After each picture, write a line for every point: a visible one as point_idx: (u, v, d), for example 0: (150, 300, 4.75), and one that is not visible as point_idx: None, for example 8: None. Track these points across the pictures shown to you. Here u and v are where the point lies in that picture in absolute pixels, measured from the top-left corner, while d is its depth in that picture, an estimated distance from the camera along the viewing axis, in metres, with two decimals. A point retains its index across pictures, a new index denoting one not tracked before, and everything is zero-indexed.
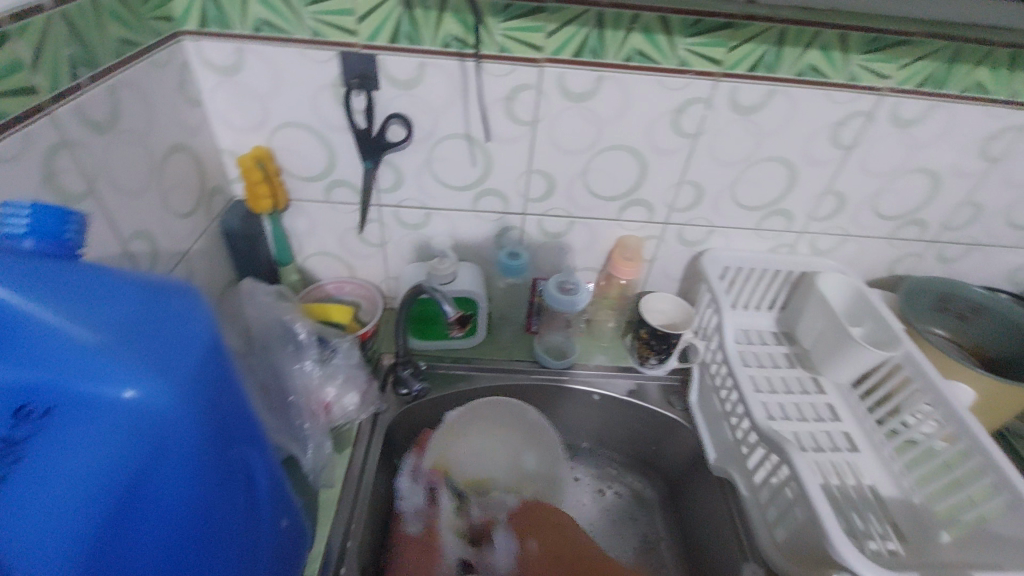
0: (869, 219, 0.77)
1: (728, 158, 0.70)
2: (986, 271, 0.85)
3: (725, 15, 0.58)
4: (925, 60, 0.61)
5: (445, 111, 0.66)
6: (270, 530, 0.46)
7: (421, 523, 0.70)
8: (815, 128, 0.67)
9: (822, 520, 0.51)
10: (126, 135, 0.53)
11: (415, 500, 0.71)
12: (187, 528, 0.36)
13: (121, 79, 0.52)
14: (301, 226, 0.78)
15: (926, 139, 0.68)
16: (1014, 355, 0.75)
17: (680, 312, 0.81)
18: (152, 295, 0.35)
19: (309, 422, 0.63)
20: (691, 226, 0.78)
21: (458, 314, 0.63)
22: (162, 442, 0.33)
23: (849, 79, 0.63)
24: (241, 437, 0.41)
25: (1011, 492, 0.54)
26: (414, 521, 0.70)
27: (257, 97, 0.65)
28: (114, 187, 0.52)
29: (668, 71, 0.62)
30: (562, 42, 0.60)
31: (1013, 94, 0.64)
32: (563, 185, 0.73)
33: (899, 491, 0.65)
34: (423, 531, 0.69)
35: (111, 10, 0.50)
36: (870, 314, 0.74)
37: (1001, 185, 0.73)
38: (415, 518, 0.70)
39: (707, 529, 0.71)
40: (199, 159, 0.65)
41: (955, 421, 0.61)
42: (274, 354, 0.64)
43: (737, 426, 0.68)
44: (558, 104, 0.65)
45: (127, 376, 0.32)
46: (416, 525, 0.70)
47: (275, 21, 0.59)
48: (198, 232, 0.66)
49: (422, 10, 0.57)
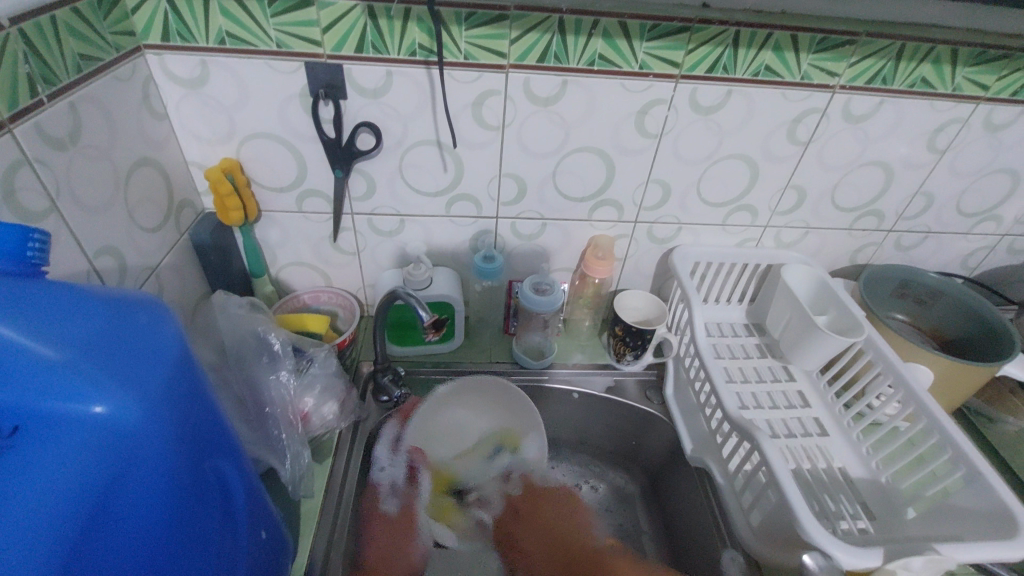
0: (829, 211, 0.80)
1: (692, 157, 0.72)
2: (941, 257, 0.89)
3: (682, 19, 0.60)
4: (872, 58, 0.64)
5: (414, 119, 0.66)
6: (248, 542, 0.46)
7: (399, 501, 0.71)
8: (773, 126, 0.70)
9: (791, 502, 0.53)
10: (89, 151, 0.52)
11: (394, 474, 0.72)
12: (163, 543, 0.36)
13: (82, 95, 0.51)
14: (273, 237, 0.78)
15: (877, 133, 0.71)
16: (968, 337, 0.80)
17: (654, 308, 0.84)
18: (119, 310, 0.35)
19: (287, 432, 0.63)
20: (660, 224, 0.80)
21: (433, 319, 0.64)
22: (135, 456, 0.33)
23: (802, 78, 0.65)
24: (214, 448, 0.41)
25: (968, 466, 0.57)
26: (390, 498, 0.71)
27: (224, 109, 0.65)
28: (78, 204, 0.51)
29: (630, 73, 0.64)
30: (525, 48, 0.61)
31: (956, 88, 0.67)
32: (534, 187, 0.75)
33: (867, 471, 0.67)
34: (399, 510, 0.71)
35: (69, 26, 0.49)
36: (833, 302, 0.77)
37: (950, 176, 0.77)
38: (392, 496, 0.71)
39: (686, 519, 0.73)
40: (166, 173, 0.65)
41: (916, 402, 0.64)
42: (249, 366, 0.64)
43: (712, 416, 0.70)
44: (524, 109, 0.66)
45: (96, 391, 0.32)
46: (393, 503, 0.71)
47: (236, 32, 0.59)
48: (168, 246, 0.65)
49: (386, 19, 0.58)
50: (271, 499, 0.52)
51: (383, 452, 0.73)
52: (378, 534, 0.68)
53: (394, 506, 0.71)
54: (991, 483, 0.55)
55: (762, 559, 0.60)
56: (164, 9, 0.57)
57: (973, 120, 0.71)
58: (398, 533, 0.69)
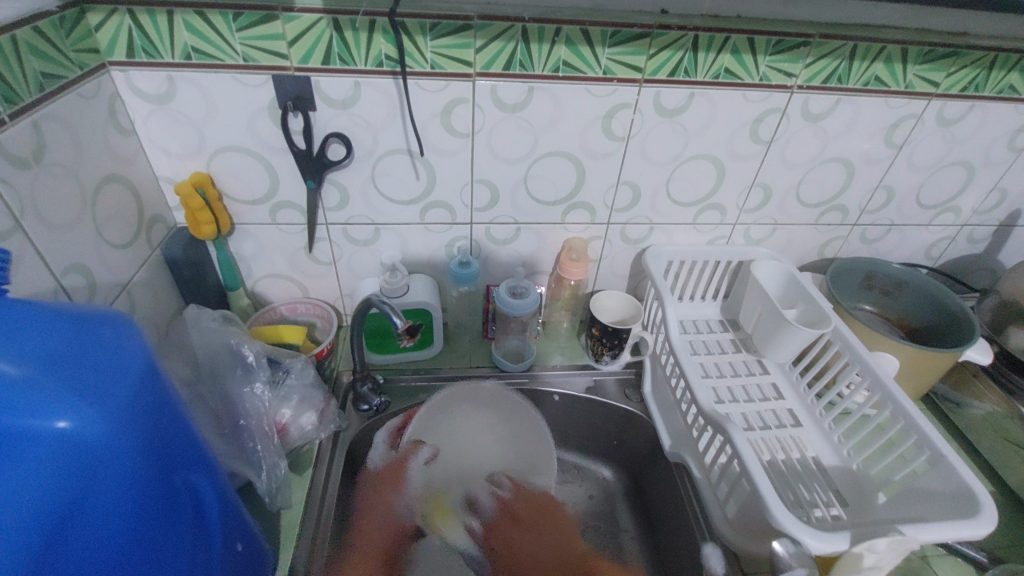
0: (795, 207, 0.82)
1: (659, 158, 0.74)
2: (905, 248, 0.91)
3: (641, 25, 0.62)
4: (827, 58, 0.66)
5: (384, 128, 0.67)
6: (223, 555, 0.46)
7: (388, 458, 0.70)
8: (736, 126, 0.72)
9: (762, 492, 0.54)
10: (54, 169, 0.52)
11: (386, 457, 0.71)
12: (131, 555, 0.35)
13: (44, 113, 0.51)
14: (247, 249, 0.78)
15: (837, 131, 0.74)
16: (931, 325, 0.82)
17: (630, 308, 0.85)
18: (82, 327, 0.35)
19: (262, 444, 0.62)
20: (632, 224, 0.82)
21: (407, 325, 0.64)
22: (99, 471, 0.33)
23: (761, 79, 0.67)
24: (185, 461, 0.40)
25: (931, 449, 0.60)
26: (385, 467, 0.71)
27: (192, 123, 0.65)
28: (44, 222, 0.51)
29: (594, 79, 0.65)
30: (491, 56, 0.62)
31: (908, 85, 0.70)
32: (505, 192, 0.76)
33: (840, 459, 0.69)
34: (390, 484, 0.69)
35: (30, 44, 0.49)
36: (801, 295, 0.79)
37: (908, 169, 0.80)
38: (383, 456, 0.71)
39: (668, 515, 0.73)
40: (135, 189, 0.65)
41: (882, 389, 0.66)
42: (223, 379, 0.64)
43: (687, 412, 0.71)
44: (493, 116, 0.67)
45: (55, 408, 0.31)
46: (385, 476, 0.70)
47: (202, 47, 0.59)
48: (139, 261, 0.65)
49: (352, 31, 0.59)
50: (246, 510, 0.51)
51: (382, 436, 0.73)
52: (372, 488, 0.68)
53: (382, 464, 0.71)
54: (952, 465, 0.57)
55: (739, 549, 0.62)
56: (128, 25, 0.57)
57: (926, 115, 0.73)
58: (387, 485, 0.67)
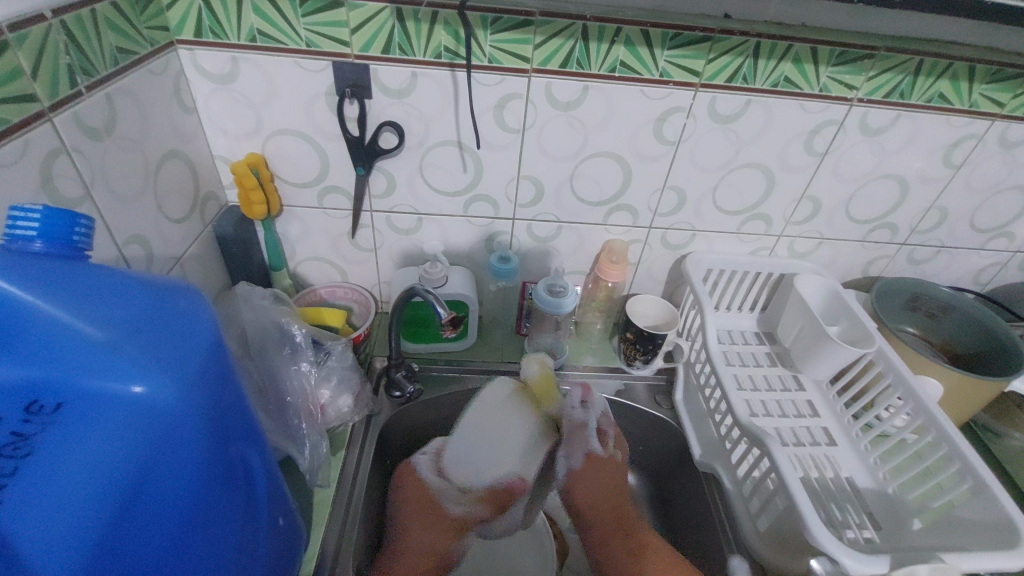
0: (844, 222, 0.81)
1: (708, 165, 0.73)
2: (952, 271, 0.89)
3: (703, 29, 0.61)
4: (890, 72, 0.65)
5: (437, 119, 0.68)
6: (268, 528, 0.47)
7: (464, 507, 0.69)
8: (791, 136, 0.70)
9: (799, 509, 0.53)
10: (122, 141, 0.54)
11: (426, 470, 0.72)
12: (193, 520, 0.37)
13: (116, 87, 0.52)
14: (294, 231, 0.79)
15: (893, 147, 0.72)
16: (977, 352, 0.80)
17: (665, 315, 0.84)
18: (158, 296, 0.36)
19: (306, 422, 0.64)
20: (674, 230, 0.81)
21: (450, 315, 0.64)
22: (170, 437, 0.34)
23: (821, 90, 0.66)
24: (240, 434, 0.41)
25: (975, 478, 0.58)
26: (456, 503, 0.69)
27: (252, 105, 0.66)
28: (109, 192, 0.52)
29: (650, 81, 0.65)
30: (549, 53, 0.62)
31: (973, 104, 0.68)
32: (550, 191, 0.76)
33: (874, 482, 0.68)
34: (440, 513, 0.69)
35: (107, 18, 0.51)
36: (845, 313, 0.77)
37: (964, 191, 0.77)
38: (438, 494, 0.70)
39: (693, 524, 0.73)
40: (193, 165, 0.66)
41: (924, 414, 0.64)
42: (270, 356, 0.65)
43: (721, 422, 0.71)
44: (545, 113, 0.67)
45: (137, 372, 0.33)
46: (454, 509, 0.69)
47: (268, 30, 0.60)
48: (192, 236, 0.67)
49: (414, 22, 0.59)
50: (287, 487, 0.52)
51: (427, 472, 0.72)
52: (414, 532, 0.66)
53: (460, 512, 0.69)
54: (996, 495, 0.55)
55: (767, 563, 0.61)
56: (198, 5, 0.58)
57: (988, 136, 0.71)
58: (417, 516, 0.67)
